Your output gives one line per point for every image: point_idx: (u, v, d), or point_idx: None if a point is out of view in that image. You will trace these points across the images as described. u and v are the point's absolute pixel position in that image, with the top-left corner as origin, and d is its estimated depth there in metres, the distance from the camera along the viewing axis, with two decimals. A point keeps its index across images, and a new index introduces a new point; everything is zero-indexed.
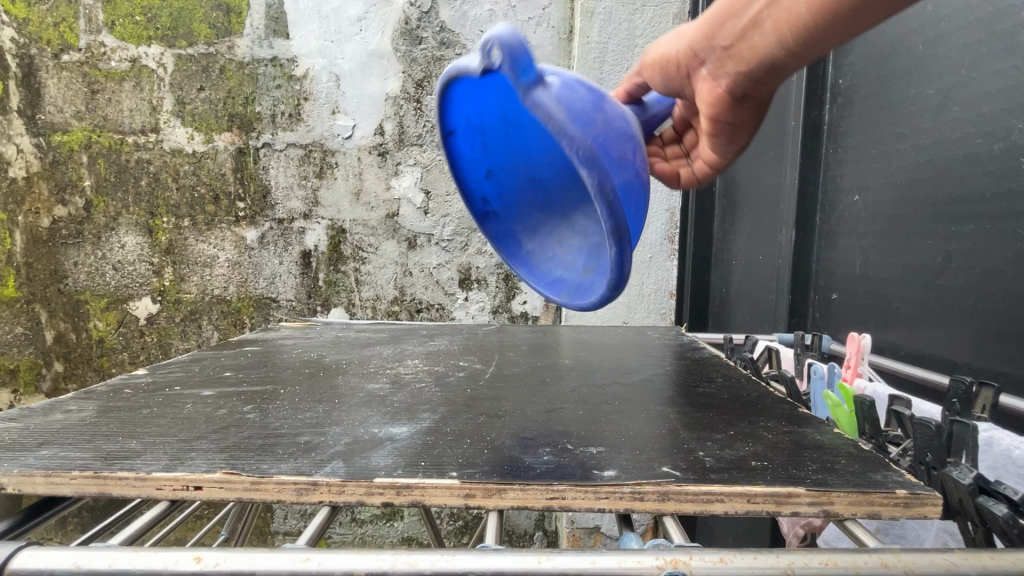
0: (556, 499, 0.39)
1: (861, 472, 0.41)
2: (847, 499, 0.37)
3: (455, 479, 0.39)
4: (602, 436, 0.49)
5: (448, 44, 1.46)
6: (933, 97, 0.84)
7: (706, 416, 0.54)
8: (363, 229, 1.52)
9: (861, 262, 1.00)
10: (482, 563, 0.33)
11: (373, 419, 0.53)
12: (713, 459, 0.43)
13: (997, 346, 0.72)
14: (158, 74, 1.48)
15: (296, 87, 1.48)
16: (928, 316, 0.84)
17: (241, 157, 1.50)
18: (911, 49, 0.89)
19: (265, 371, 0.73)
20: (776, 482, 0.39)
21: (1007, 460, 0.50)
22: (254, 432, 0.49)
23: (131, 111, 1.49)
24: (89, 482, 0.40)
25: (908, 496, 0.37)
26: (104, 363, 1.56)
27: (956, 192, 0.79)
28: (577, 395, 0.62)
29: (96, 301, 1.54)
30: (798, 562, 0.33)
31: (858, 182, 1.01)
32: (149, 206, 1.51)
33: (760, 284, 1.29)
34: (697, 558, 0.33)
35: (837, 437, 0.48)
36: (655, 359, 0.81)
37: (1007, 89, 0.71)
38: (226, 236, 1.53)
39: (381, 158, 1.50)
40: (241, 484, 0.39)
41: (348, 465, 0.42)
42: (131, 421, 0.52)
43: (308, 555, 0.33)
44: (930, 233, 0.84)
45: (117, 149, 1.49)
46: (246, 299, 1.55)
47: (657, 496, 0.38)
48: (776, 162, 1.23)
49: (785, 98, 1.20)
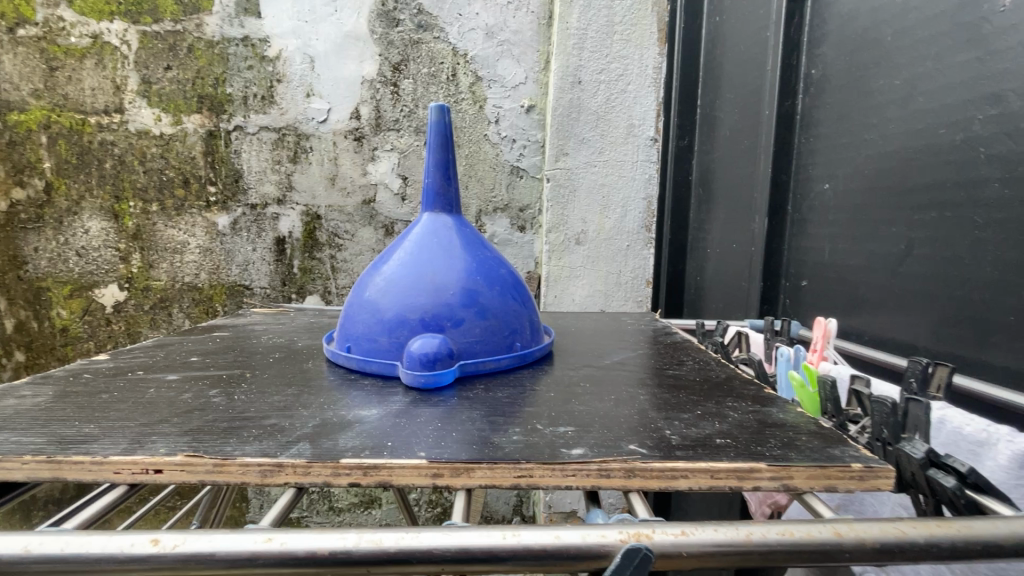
0: (524, 478, 0.39)
1: (820, 447, 0.42)
2: (805, 473, 0.38)
3: (423, 459, 0.39)
4: (572, 416, 0.49)
5: (426, 27, 1.43)
6: (900, 88, 0.86)
7: (675, 397, 0.55)
8: (339, 216, 1.49)
9: (830, 250, 1.03)
10: (447, 540, 0.33)
11: (344, 402, 0.53)
12: (679, 437, 0.44)
13: (955, 330, 0.75)
14: (122, 52, 1.42)
15: (269, 68, 1.44)
16: (891, 302, 0.87)
17: (211, 140, 1.46)
18: (881, 40, 0.90)
19: (235, 355, 0.71)
20: (739, 458, 0.40)
21: (957, 436, 0.52)
22: (219, 415, 0.48)
23: (94, 90, 1.42)
24: (42, 467, 0.39)
25: (862, 469, 0.38)
26: (69, 353, 1.51)
27: (920, 181, 0.81)
28: (551, 377, 0.62)
29: (59, 288, 1.49)
30: (756, 533, 0.33)
31: (828, 172, 1.04)
32: (114, 189, 1.46)
33: (733, 272, 1.31)
34: (659, 532, 0.33)
35: (799, 416, 0.50)
36: (628, 343, 0.82)
37: (969, 80, 0.74)
38: (196, 222, 1.48)
39: (357, 143, 1.47)
40: (203, 466, 0.39)
41: (315, 447, 0.42)
42: (89, 405, 0.51)
43: (270, 535, 0.33)
44: (894, 221, 0.86)
45: (79, 129, 1.43)
46: (218, 286, 1.51)
47: (622, 473, 0.39)
48: (749, 151, 1.25)
49: (760, 88, 1.21)
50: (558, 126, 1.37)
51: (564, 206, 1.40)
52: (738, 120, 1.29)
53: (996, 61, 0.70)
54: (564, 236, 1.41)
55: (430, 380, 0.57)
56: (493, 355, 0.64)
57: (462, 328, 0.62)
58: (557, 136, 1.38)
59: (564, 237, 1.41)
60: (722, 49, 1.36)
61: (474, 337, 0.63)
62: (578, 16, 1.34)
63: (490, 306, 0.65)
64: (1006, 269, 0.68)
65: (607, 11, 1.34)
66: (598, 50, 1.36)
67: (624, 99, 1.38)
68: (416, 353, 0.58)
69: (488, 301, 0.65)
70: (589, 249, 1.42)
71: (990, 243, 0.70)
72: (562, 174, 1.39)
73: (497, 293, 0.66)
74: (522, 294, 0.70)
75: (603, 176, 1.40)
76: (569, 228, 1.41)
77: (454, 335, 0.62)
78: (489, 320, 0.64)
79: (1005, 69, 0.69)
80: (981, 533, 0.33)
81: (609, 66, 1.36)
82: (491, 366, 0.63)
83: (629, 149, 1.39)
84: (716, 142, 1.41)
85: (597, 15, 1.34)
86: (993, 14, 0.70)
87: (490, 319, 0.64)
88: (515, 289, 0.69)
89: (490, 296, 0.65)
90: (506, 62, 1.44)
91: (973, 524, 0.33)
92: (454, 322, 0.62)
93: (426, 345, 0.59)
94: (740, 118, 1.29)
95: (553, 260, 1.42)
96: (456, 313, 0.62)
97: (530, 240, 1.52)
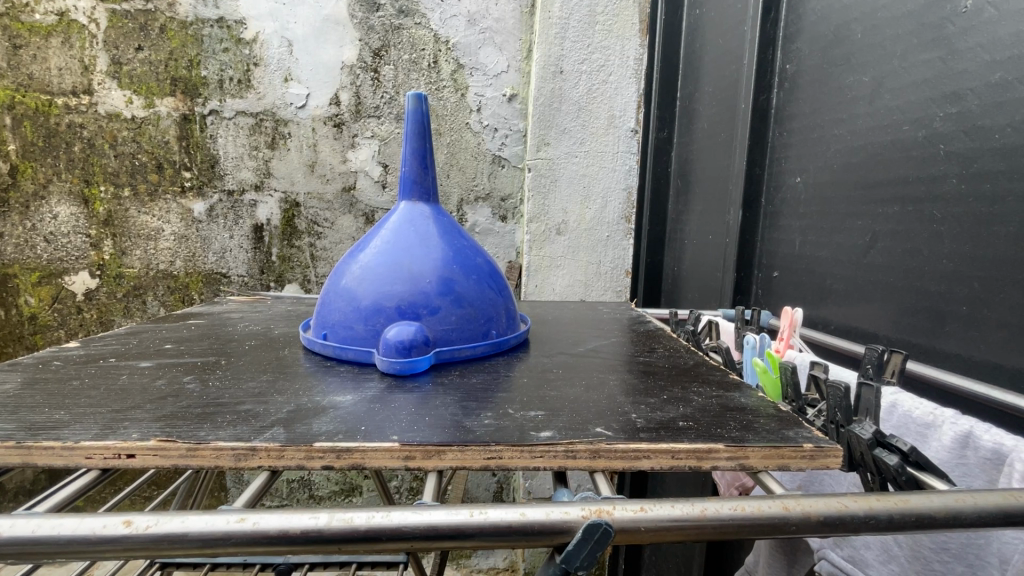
0: (493, 460, 0.40)
1: (776, 429, 0.44)
2: (760, 453, 0.40)
3: (396, 442, 0.41)
4: (543, 401, 0.51)
5: (407, 12, 1.41)
6: (867, 85, 0.89)
7: (645, 382, 0.57)
8: (318, 203, 1.48)
9: (800, 242, 1.06)
10: (417, 518, 0.34)
11: (320, 388, 0.54)
12: (644, 421, 0.46)
13: (912, 320, 0.79)
14: (90, 30, 1.37)
15: (246, 51, 1.41)
16: (855, 292, 0.90)
17: (186, 124, 1.42)
18: (851, 37, 0.93)
19: (209, 343, 0.71)
20: (699, 439, 0.42)
21: (907, 419, 0.55)
22: (193, 401, 0.49)
23: (60, 69, 1.37)
24: (12, 452, 0.39)
25: (813, 448, 0.41)
26: (38, 341, 1.48)
27: (884, 176, 0.84)
28: (525, 364, 0.64)
29: (26, 275, 1.45)
30: (711, 509, 0.35)
31: (800, 165, 1.06)
32: (84, 173, 1.42)
33: (708, 262, 1.34)
34: (619, 509, 0.35)
35: (759, 400, 0.52)
36: (603, 331, 0.83)
37: (931, 79, 0.76)
38: (170, 208, 1.45)
39: (337, 129, 1.45)
40: (175, 451, 0.39)
41: (288, 431, 0.42)
42: (59, 392, 0.50)
43: (243, 515, 0.34)
44: (859, 214, 0.89)
45: (45, 111, 1.38)
46: (194, 274, 1.48)
47: (588, 454, 0.40)
48: (725, 144, 1.27)
49: (736, 81, 1.23)
50: (539, 116, 1.37)
51: (545, 196, 1.41)
52: (715, 113, 1.31)
53: (957, 61, 0.72)
54: (546, 226, 1.42)
55: (405, 366, 0.58)
56: (469, 343, 0.65)
57: (438, 316, 0.63)
58: (538, 126, 1.38)
59: (546, 227, 1.42)
60: (702, 42, 1.38)
61: (450, 324, 0.64)
62: (560, 5, 1.34)
63: (466, 294, 0.66)
64: (962, 262, 0.71)
65: (589, 2, 1.34)
66: (580, 40, 1.36)
67: (605, 89, 1.38)
68: (391, 341, 0.59)
69: (464, 290, 0.65)
70: (570, 239, 1.43)
71: (946, 237, 0.73)
72: (544, 164, 1.40)
73: (473, 283, 0.67)
74: (498, 284, 0.71)
75: (583, 166, 1.41)
76: (551, 219, 1.42)
77: (430, 323, 0.63)
78: (464, 307, 0.65)
79: (965, 69, 0.71)
80: (917, 506, 0.35)
81: (591, 56, 1.37)
82: (467, 353, 0.64)
83: (610, 140, 1.40)
84: (694, 134, 1.43)
85: (579, 4, 1.34)
86: (956, 15, 0.72)
87: (466, 307, 0.65)
88: (491, 280, 0.70)
89: (465, 284, 0.66)
90: (488, 50, 1.44)
91: (910, 497, 0.36)
92: (430, 310, 0.63)
93: (401, 332, 0.60)
94: (717, 112, 1.30)
95: (534, 250, 1.43)
96: (432, 301, 0.63)
97: (511, 230, 1.53)
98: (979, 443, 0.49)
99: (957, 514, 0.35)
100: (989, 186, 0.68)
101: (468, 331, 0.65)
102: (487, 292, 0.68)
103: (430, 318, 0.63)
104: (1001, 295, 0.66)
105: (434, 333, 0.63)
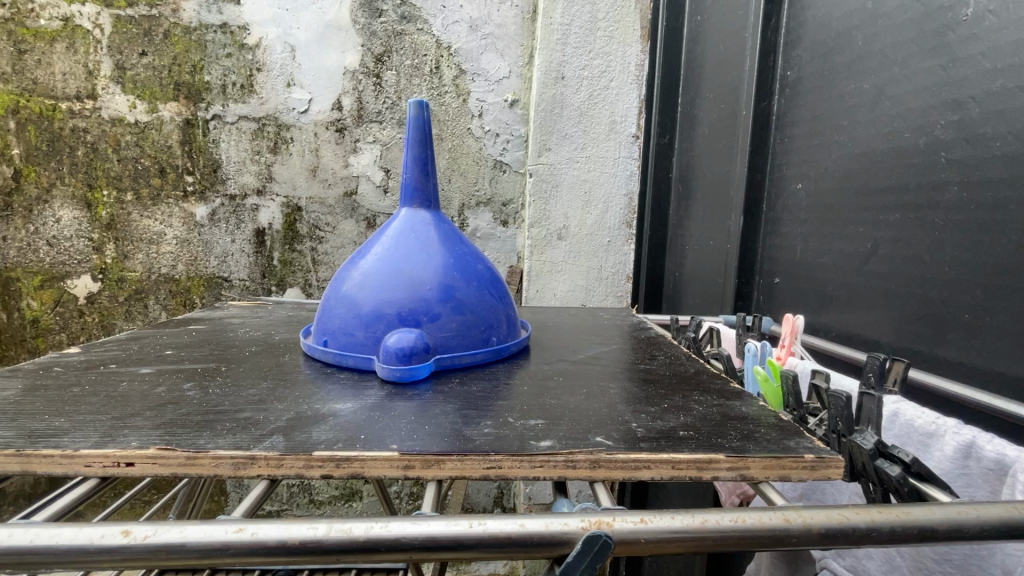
0: (493, 469, 0.40)
1: (777, 439, 0.44)
2: (761, 464, 0.40)
3: (395, 451, 0.41)
4: (543, 409, 0.51)
5: (408, 18, 1.42)
6: (868, 92, 0.89)
7: (646, 391, 0.57)
8: (320, 207, 1.48)
9: (801, 248, 1.06)
10: (414, 528, 0.34)
11: (320, 396, 0.54)
12: (644, 430, 0.46)
13: (914, 327, 0.78)
14: (94, 35, 1.38)
15: (248, 56, 1.41)
16: (856, 299, 0.90)
17: (189, 129, 1.43)
18: (852, 44, 0.93)
19: (210, 348, 0.71)
20: (699, 449, 0.42)
21: (909, 428, 0.55)
22: (193, 409, 0.49)
23: (65, 74, 1.38)
24: (11, 460, 0.39)
25: (814, 459, 0.40)
26: (40, 344, 1.48)
27: (886, 182, 0.84)
28: (525, 372, 0.64)
29: (29, 278, 1.45)
30: (711, 520, 0.35)
31: (801, 171, 1.06)
32: (87, 177, 1.42)
33: (709, 267, 1.34)
34: (620, 520, 0.35)
35: (760, 409, 0.52)
36: (603, 338, 0.83)
37: (932, 86, 0.76)
38: (173, 212, 1.46)
39: (339, 134, 1.45)
40: (174, 460, 0.39)
41: (287, 440, 0.42)
42: (59, 398, 0.50)
43: (241, 526, 0.34)
44: (861, 221, 0.89)
45: (49, 115, 1.39)
46: (197, 278, 1.49)
47: (588, 464, 0.40)
48: (726, 149, 1.27)
49: (737, 87, 1.23)
50: (540, 121, 1.38)
51: (546, 202, 1.41)
52: (717, 119, 1.31)
53: (957, 69, 0.72)
54: (547, 231, 1.42)
55: (405, 374, 0.58)
56: (469, 350, 0.65)
57: (438, 323, 0.63)
58: (539, 131, 1.38)
59: (547, 231, 1.42)
60: (703, 48, 1.38)
61: (450, 331, 0.64)
62: (562, 11, 1.34)
63: (466, 301, 0.66)
64: (964, 269, 0.71)
65: (590, 8, 1.34)
66: (581, 46, 1.36)
67: (607, 94, 1.38)
68: (392, 348, 0.59)
69: (463, 296, 0.65)
70: (571, 244, 1.43)
71: (948, 244, 0.73)
72: (545, 169, 1.40)
73: (472, 290, 0.67)
74: (498, 288, 0.71)
75: (584, 171, 1.41)
76: (552, 223, 1.42)
77: (430, 330, 0.63)
78: (463, 313, 0.65)
79: (966, 77, 0.71)
80: (918, 518, 0.35)
81: (592, 63, 1.37)
82: (466, 360, 0.64)
83: (612, 145, 1.40)
84: (695, 139, 1.43)
85: (581, 10, 1.34)
86: (956, 24, 0.73)
87: (466, 314, 0.65)
88: (490, 286, 0.70)
89: (465, 290, 0.66)
90: (490, 55, 1.44)
91: (912, 510, 0.36)
92: (430, 317, 0.63)
93: (400, 340, 0.59)
94: (718, 118, 1.31)
95: (535, 255, 1.43)
96: (432, 308, 0.63)
97: (513, 234, 1.53)
98: (982, 453, 0.48)
99: (961, 526, 0.35)
100: (990, 195, 0.67)
101: (468, 336, 0.65)
102: (486, 299, 0.68)
103: (428, 323, 0.63)
104: (1003, 302, 0.65)
105: (432, 339, 0.63)
